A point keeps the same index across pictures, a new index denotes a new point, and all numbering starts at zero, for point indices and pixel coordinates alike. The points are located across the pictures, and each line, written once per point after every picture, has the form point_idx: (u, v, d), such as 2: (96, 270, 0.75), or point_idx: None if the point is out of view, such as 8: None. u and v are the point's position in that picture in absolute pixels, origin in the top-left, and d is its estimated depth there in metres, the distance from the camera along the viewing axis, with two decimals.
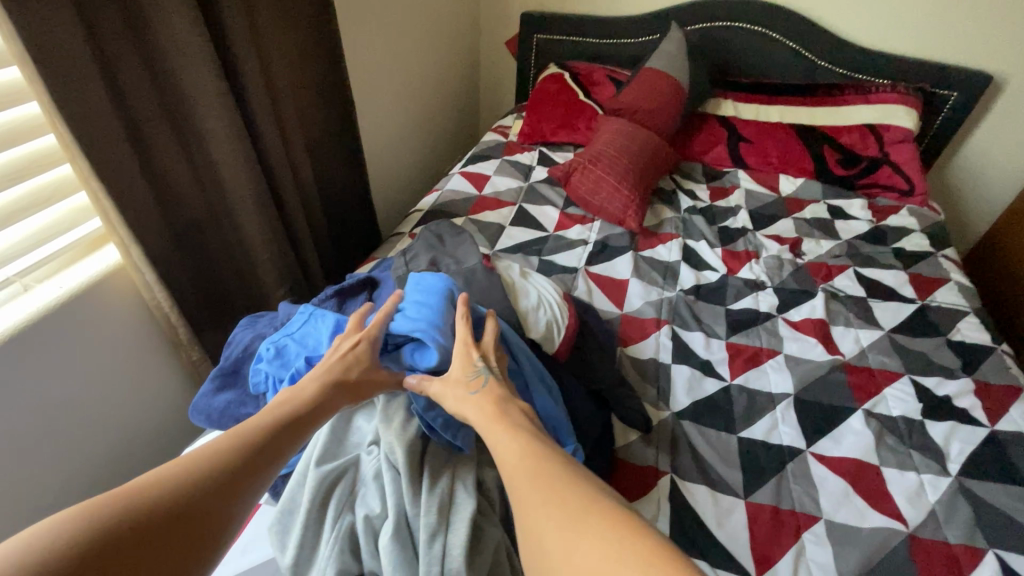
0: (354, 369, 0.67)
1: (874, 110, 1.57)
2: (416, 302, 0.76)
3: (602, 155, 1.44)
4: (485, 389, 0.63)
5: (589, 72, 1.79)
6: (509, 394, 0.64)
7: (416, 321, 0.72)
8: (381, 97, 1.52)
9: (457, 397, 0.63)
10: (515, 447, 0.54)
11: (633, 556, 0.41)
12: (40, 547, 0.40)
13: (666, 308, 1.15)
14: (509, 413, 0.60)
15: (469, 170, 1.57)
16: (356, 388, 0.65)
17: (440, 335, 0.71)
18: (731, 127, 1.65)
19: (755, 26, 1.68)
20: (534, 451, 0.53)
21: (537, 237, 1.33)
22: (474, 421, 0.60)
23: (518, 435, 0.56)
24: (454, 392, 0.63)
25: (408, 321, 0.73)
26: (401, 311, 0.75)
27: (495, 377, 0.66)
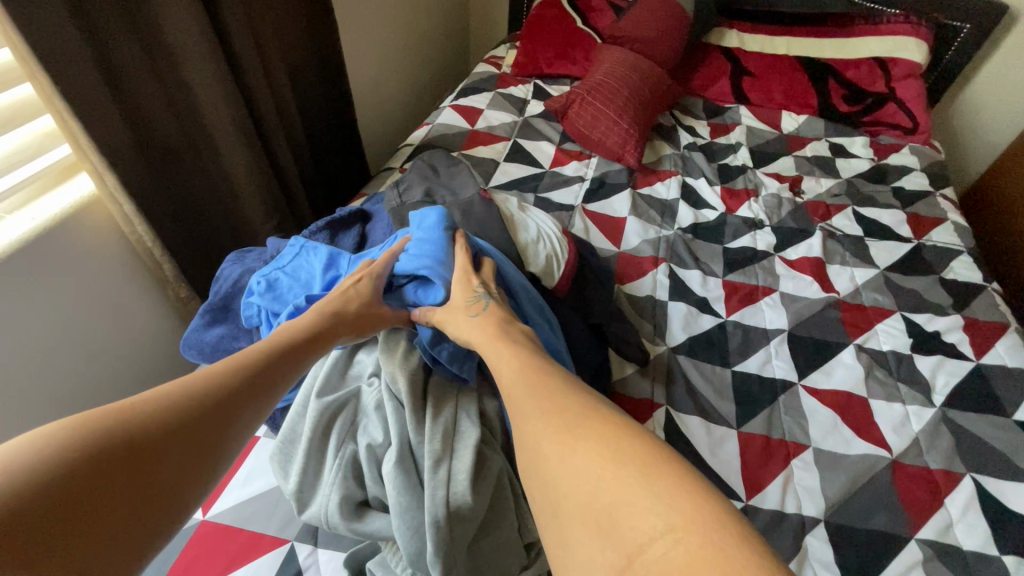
0: (354, 300, 0.65)
1: (885, 42, 1.51)
2: (418, 238, 0.73)
3: (601, 87, 1.38)
4: (485, 312, 0.62)
5: None
6: (510, 316, 0.63)
7: (420, 260, 0.70)
8: (367, 21, 1.41)
9: (460, 323, 0.62)
10: (517, 364, 0.53)
11: (631, 456, 0.39)
12: (37, 452, 0.39)
13: (663, 246, 1.13)
14: (510, 333, 0.59)
15: (460, 103, 1.49)
16: (357, 321, 0.64)
17: (448, 272, 0.69)
18: (734, 60, 1.58)
19: None
20: (535, 368, 0.51)
21: (533, 173, 1.29)
22: (475, 342, 0.59)
23: (518, 353, 0.55)
24: (456, 317, 0.63)
25: (411, 260, 0.71)
26: (405, 251, 0.73)
27: (495, 302, 0.65)
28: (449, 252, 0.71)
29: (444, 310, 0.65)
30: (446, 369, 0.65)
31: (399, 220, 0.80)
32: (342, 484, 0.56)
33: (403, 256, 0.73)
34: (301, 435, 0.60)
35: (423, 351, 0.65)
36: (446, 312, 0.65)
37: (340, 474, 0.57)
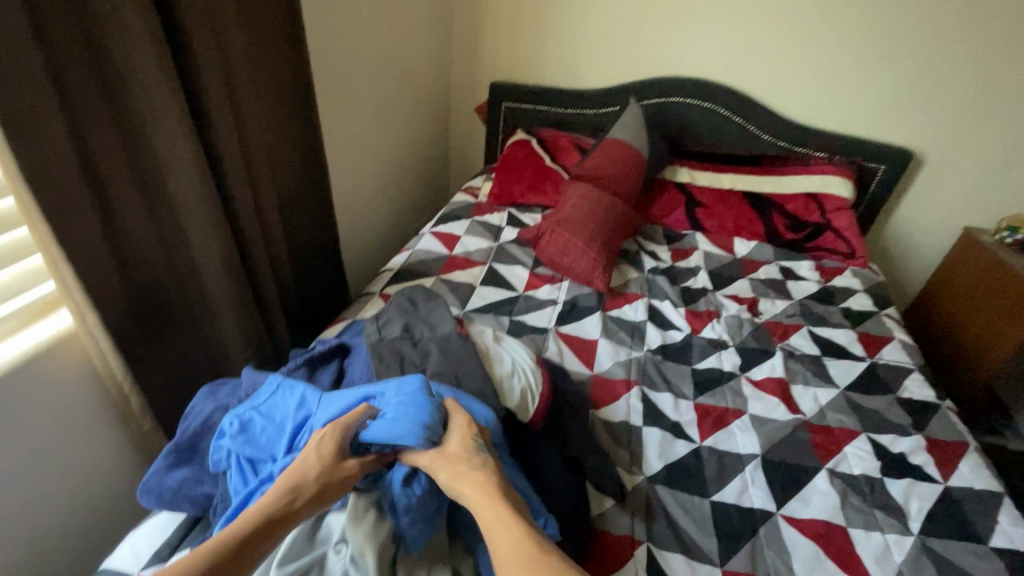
0: (314, 467, 0.63)
1: (815, 180, 1.72)
2: (400, 403, 0.70)
3: (569, 218, 1.49)
4: (483, 469, 0.65)
5: (555, 139, 1.89)
6: (502, 477, 0.66)
7: (399, 425, 0.67)
8: (352, 158, 1.55)
9: (451, 474, 0.64)
10: (510, 540, 0.58)
11: None
12: None
13: (635, 368, 1.17)
14: (506, 498, 0.63)
15: (440, 230, 1.61)
16: (325, 490, 0.63)
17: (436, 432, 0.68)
18: (687, 194, 1.76)
19: (704, 102, 1.82)
20: (526, 542, 0.58)
21: (508, 297, 1.36)
22: (469, 499, 0.63)
23: (512, 522, 0.60)
24: (452, 466, 0.64)
25: (389, 424, 0.68)
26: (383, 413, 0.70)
27: (490, 458, 0.67)
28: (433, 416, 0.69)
29: (434, 455, 0.66)
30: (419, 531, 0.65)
31: (376, 357, 0.81)
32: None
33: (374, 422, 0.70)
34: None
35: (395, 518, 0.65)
36: (436, 460, 0.65)
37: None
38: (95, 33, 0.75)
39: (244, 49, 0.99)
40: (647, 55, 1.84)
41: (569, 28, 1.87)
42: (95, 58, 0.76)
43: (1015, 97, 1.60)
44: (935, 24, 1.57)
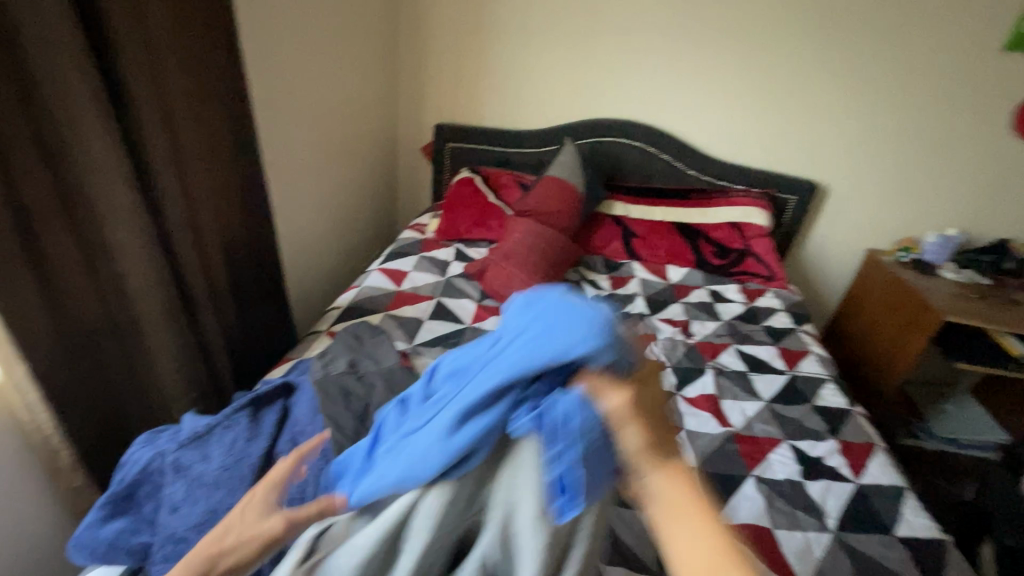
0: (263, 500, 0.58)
1: (736, 210, 1.88)
2: (560, 314, 0.51)
3: (513, 251, 1.56)
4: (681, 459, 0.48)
5: (498, 177, 1.98)
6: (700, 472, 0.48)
7: (567, 337, 0.49)
8: (297, 198, 1.58)
9: (650, 439, 0.47)
10: (708, 543, 0.43)
11: None
12: None
13: None
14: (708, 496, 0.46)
15: (387, 267, 1.65)
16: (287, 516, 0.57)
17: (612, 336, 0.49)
18: (623, 225, 1.89)
19: (635, 142, 1.97)
20: (717, 550, 0.43)
21: (455, 329, 1.40)
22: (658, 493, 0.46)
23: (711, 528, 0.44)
24: (643, 435, 0.47)
25: (556, 339, 0.50)
26: (541, 329, 0.52)
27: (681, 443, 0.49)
28: (609, 329, 0.49)
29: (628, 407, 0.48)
30: (600, 455, 0.49)
31: (322, 392, 0.81)
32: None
33: (519, 345, 0.53)
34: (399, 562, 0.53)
35: (568, 453, 0.48)
36: (635, 404, 0.48)
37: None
38: (28, 85, 0.76)
39: (187, 99, 1.02)
40: (579, 99, 1.99)
41: (507, 75, 2.00)
42: (31, 116, 0.77)
43: (896, 135, 1.83)
44: (824, 74, 1.80)
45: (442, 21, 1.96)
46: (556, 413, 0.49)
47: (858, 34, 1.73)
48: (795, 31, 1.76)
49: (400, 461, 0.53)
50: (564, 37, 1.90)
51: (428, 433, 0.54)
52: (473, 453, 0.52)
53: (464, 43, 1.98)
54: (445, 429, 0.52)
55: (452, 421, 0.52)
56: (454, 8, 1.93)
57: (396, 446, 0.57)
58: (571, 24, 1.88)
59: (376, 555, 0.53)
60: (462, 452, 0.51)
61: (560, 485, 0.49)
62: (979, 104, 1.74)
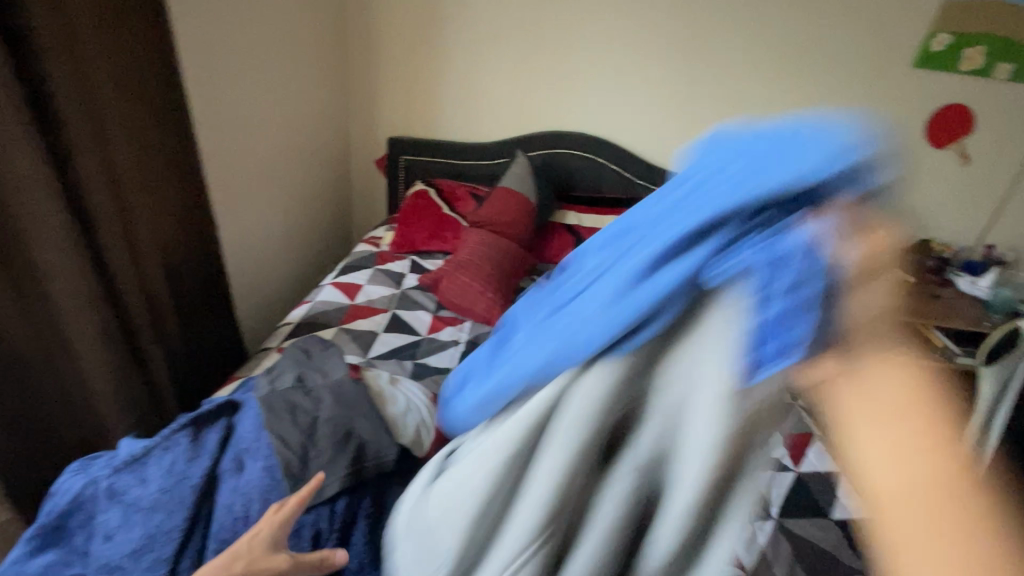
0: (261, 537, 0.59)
1: None
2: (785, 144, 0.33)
3: (466, 262, 1.58)
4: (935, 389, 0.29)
5: (452, 189, 1.99)
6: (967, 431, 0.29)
7: (800, 166, 0.31)
8: (245, 213, 1.55)
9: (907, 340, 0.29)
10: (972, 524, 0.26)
11: None
12: None
13: None
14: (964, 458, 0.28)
15: (341, 281, 1.63)
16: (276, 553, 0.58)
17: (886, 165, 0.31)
18: (575, 234, 1.94)
19: (583, 152, 2.00)
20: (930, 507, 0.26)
21: (410, 341, 1.40)
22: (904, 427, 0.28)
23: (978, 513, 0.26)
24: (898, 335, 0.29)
25: (781, 167, 0.32)
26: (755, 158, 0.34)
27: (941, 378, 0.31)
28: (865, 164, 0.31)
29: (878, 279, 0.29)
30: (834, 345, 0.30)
31: (266, 409, 0.77)
32: (614, 533, 0.36)
33: (739, 164, 0.34)
34: (523, 496, 0.37)
35: (779, 328, 0.30)
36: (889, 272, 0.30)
37: (606, 532, 0.36)
38: None
39: (117, 118, 0.99)
40: (527, 112, 2.02)
41: (456, 90, 2.02)
42: None
43: None
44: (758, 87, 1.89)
45: (390, 38, 1.97)
46: (769, 273, 0.31)
47: (784, 50, 1.77)
48: (724, 49, 1.81)
49: (528, 343, 0.38)
50: (508, 52, 1.93)
51: (592, 299, 0.36)
52: (653, 321, 0.33)
53: (412, 59, 1.99)
54: (612, 289, 0.35)
55: (632, 271, 0.34)
56: (401, 25, 1.94)
57: (533, 333, 0.40)
58: (514, 40, 1.91)
59: (502, 474, 0.38)
60: (644, 312, 0.33)
61: (765, 346, 0.31)
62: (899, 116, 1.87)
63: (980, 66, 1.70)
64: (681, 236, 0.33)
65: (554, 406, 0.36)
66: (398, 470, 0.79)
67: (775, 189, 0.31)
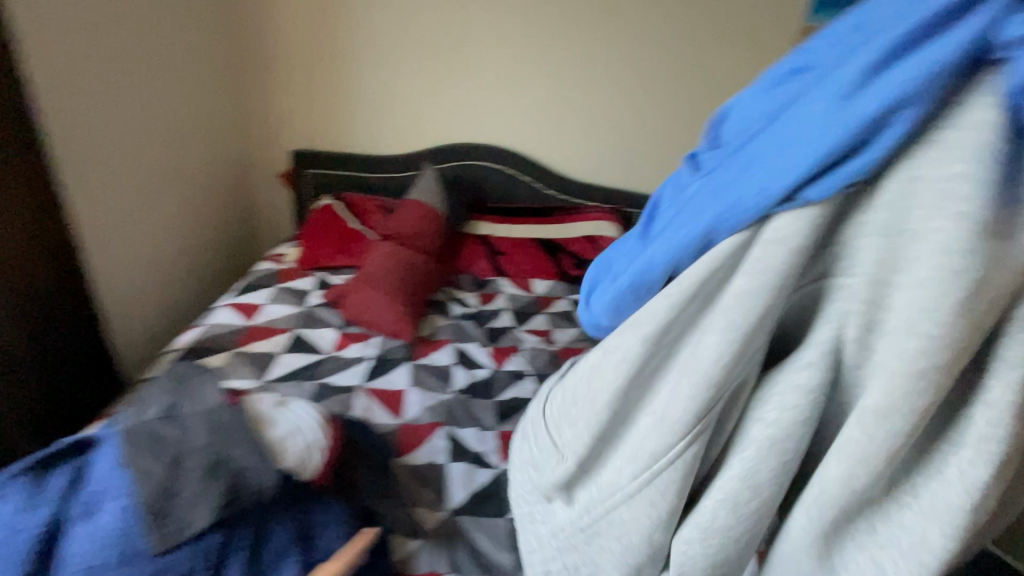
0: None
1: (590, 225, 2.00)
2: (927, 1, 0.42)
3: (373, 276, 1.54)
4: None
5: (361, 203, 1.95)
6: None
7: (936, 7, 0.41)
8: (119, 230, 1.43)
9: None
10: None
11: None
12: None
13: (442, 410, 1.23)
14: None
15: (238, 301, 1.55)
16: None
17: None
18: (487, 244, 1.96)
19: (493, 162, 2.04)
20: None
21: (313, 361, 1.35)
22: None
23: None
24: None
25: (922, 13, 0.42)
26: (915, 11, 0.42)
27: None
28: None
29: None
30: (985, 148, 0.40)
31: (124, 444, 0.69)
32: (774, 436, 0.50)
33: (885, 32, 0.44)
34: (678, 381, 0.53)
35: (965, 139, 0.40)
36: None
37: (798, 388, 0.49)
38: None
39: None
40: (434, 125, 2.02)
41: (361, 103, 1.99)
42: None
43: None
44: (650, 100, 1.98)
45: (289, 50, 1.92)
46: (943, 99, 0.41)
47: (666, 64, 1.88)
48: (611, 61, 1.89)
49: (725, 197, 0.49)
50: (412, 66, 1.94)
51: (782, 144, 0.47)
52: (848, 159, 0.43)
53: (314, 70, 1.95)
54: (814, 130, 0.44)
55: (855, 80, 0.43)
56: (301, 36, 1.90)
57: (745, 164, 0.50)
58: (417, 53, 1.92)
59: (687, 304, 0.51)
60: (860, 130, 0.42)
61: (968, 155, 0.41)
62: None
63: None
64: (896, 44, 0.42)
65: (740, 248, 0.48)
66: (279, 494, 0.74)
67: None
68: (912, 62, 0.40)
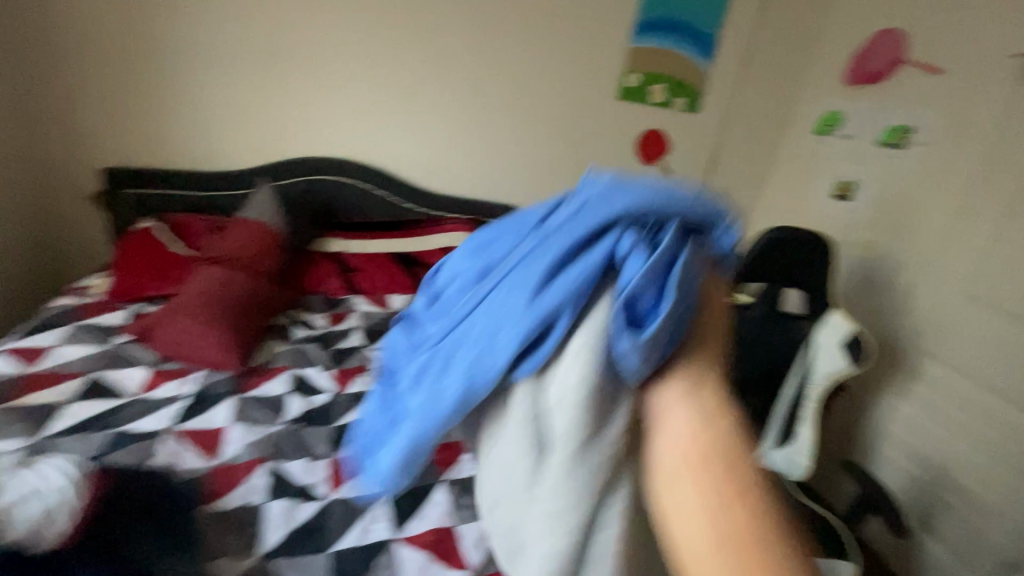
0: None
1: (447, 236, 2.00)
2: (588, 205, 0.52)
3: (192, 304, 1.38)
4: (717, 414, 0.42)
5: (188, 224, 1.75)
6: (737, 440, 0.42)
7: (597, 210, 0.50)
8: None
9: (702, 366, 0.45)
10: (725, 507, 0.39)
11: None
12: None
13: (266, 445, 1.13)
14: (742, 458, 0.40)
15: (20, 345, 1.31)
16: None
17: (726, 226, 0.52)
18: (339, 261, 1.87)
19: (341, 176, 1.95)
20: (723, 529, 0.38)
21: (112, 407, 1.17)
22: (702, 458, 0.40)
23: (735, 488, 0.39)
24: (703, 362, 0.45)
25: (588, 217, 0.50)
26: (580, 214, 0.51)
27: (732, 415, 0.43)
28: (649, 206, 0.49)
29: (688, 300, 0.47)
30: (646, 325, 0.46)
31: None
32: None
33: (563, 227, 0.52)
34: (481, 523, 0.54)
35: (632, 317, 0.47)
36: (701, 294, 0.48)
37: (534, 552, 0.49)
38: None
39: None
40: (274, 137, 1.91)
41: (185, 113, 1.82)
42: None
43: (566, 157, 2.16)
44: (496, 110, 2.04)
45: (91, 53, 1.72)
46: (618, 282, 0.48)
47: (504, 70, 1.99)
48: (450, 71, 1.95)
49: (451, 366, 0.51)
50: (244, 72, 1.82)
51: (491, 315, 0.51)
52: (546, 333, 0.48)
53: (124, 74, 1.75)
54: (519, 307, 0.49)
55: (545, 272, 0.50)
56: (106, 36, 1.71)
57: (469, 327, 0.53)
58: (249, 58, 1.81)
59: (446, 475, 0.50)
60: (549, 312, 0.48)
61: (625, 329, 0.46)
62: (619, 133, 2.16)
63: (663, 99, 2.13)
64: (585, 238, 0.49)
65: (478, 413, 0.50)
66: None
67: (644, 217, 0.49)
68: (590, 258, 0.49)
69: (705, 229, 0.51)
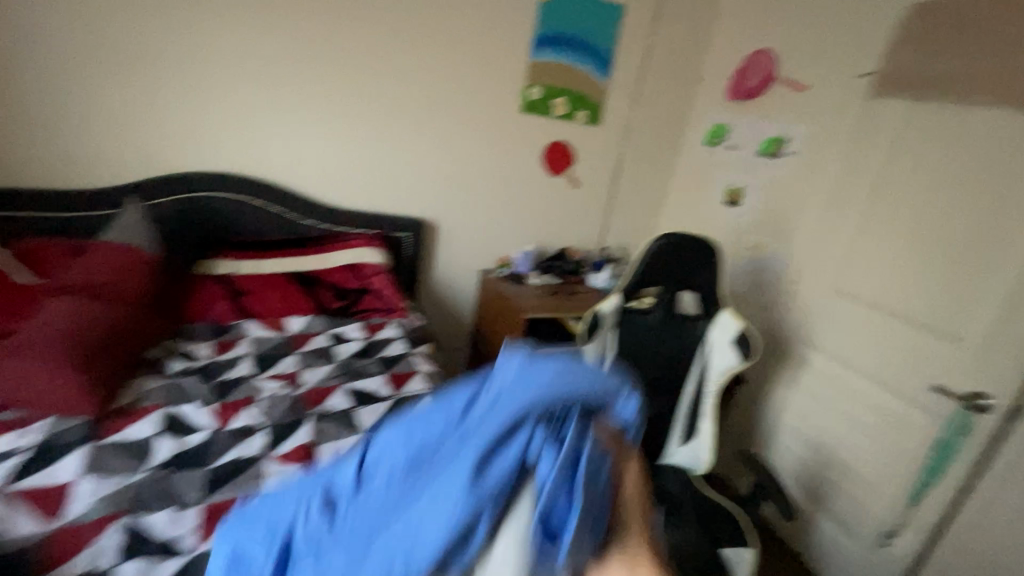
0: None
1: (350, 252, 1.92)
2: (506, 390, 0.58)
3: (34, 339, 1.19)
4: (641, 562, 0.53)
5: (40, 249, 1.54)
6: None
7: (517, 399, 0.57)
8: None
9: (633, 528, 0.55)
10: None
11: None
12: None
13: (124, 497, 1.00)
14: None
15: None
16: None
17: (624, 398, 0.64)
18: (228, 284, 1.73)
19: (228, 192, 1.82)
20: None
21: None
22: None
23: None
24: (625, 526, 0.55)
25: (510, 404, 0.56)
26: (502, 400, 0.57)
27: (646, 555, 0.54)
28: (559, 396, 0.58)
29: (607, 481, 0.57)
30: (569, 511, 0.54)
31: None
32: None
33: (486, 412, 0.57)
34: None
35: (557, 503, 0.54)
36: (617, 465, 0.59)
37: None
38: None
39: None
40: (147, 151, 1.75)
41: (34, 126, 1.62)
42: None
43: (474, 168, 2.15)
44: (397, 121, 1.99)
45: None
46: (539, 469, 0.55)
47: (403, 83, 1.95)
48: (347, 82, 1.89)
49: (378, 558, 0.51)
50: (108, 80, 1.65)
51: (421, 507, 0.52)
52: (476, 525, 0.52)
53: None
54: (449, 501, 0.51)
55: (476, 462, 0.53)
56: None
57: (386, 530, 0.53)
58: (112, 65, 1.64)
59: None
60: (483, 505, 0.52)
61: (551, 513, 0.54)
62: (524, 145, 2.19)
63: (565, 112, 2.18)
64: (511, 425, 0.55)
65: None
66: None
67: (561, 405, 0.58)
68: (515, 447, 0.55)
69: (602, 405, 0.62)
